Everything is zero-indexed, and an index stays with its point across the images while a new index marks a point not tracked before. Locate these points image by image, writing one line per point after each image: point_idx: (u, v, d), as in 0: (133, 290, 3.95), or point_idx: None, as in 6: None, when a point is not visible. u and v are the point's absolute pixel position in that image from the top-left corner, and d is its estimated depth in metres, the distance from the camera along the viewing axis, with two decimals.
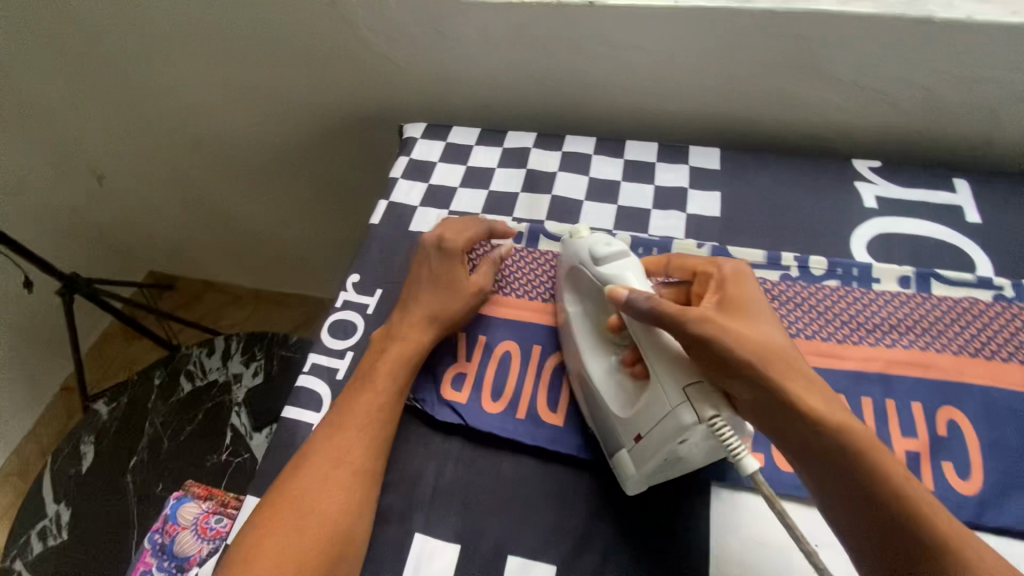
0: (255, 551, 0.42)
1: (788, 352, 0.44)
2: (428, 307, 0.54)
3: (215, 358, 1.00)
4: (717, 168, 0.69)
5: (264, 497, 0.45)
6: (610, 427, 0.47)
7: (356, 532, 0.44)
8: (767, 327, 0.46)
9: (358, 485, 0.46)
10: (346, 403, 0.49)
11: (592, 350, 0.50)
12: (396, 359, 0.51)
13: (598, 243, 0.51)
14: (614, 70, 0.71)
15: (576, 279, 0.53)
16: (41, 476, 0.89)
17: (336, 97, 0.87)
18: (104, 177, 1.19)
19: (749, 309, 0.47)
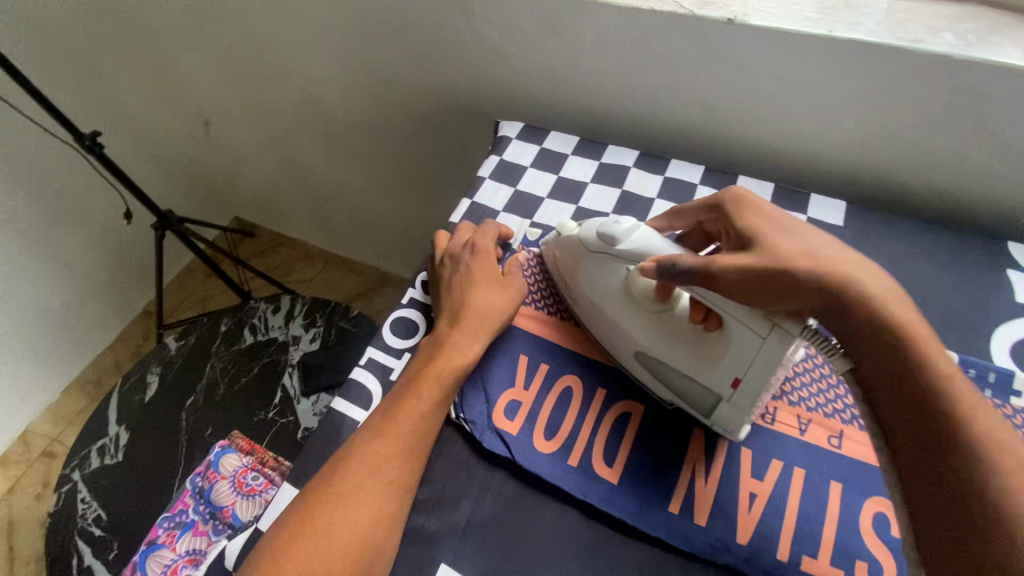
0: (283, 554, 0.40)
1: (841, 260, 0.40)
2: (481, 312, 0.52)
3: (279, 316, 1.03)
4: (838, 225, 0.61)
5: (299, 497, 0.44)
6: (698, 387, 0.47)
7: (385, 550, 0.43)
8: (813, 238, 0.42)
9: (392, 498, 0.44)
10: (389, 409, 0.47)
11: (641, 329, 0.50)
12: (444, 366, 0.49)
13: (603, 225, 0.52)
14: (739, 96, 0.64)
15: (583, 269, 0.53)
16: (110, 397, 0.95)
17: (438, 80, 0.85)
18: (209, 123, 1.24)
19: (784, 222, 0.44)
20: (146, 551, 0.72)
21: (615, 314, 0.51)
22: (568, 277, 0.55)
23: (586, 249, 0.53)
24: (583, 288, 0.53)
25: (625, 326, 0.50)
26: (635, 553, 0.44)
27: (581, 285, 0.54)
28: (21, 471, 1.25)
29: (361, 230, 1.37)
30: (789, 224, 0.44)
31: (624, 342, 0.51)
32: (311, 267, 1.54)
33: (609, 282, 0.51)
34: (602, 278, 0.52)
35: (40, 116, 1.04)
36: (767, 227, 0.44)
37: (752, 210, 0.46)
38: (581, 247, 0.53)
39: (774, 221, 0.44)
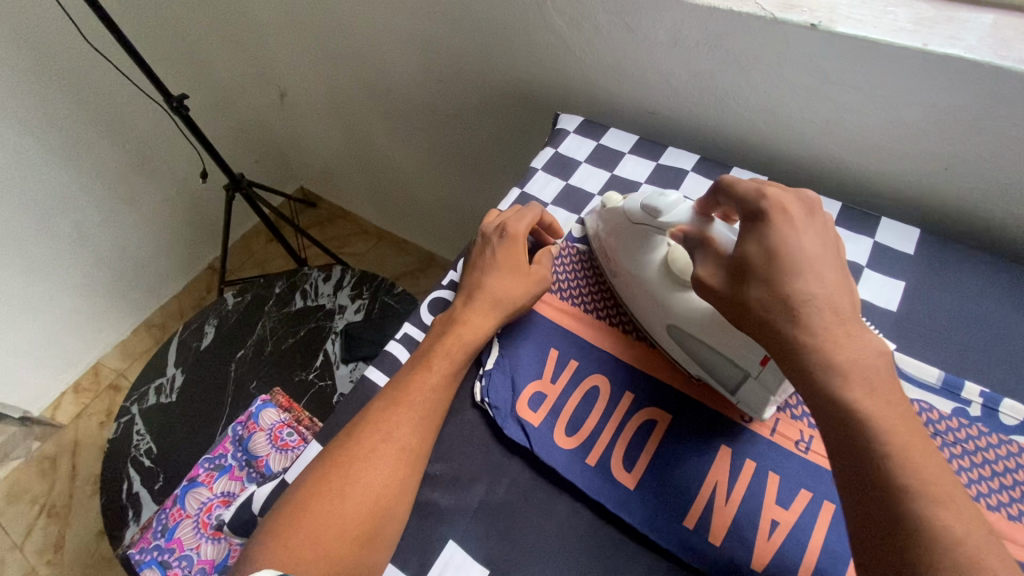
0: (299, 506, 0.43)
1: (830, 298, 0.39)
2: (496, 296, 0.52)
3: (328, 285, 1.07)
4: (909, 253, 0.57)
5: (321, 456, 0.46)
6: (728, 363, 0.48)
7: (395, 516, 0.44)
8: (812, 279, 0.40)
9: (403, 465, 0.45)
10: (402, 379, 0.48)
11: (677, 300, 0.51)
12: (456, 342, 0.50)
13: (648, 196, 0.52)
14: (814, 107, 0.61)
15: (622, 242, 0.55)
16: (170, 340, 1.02)
17: (504, 68, 0.85)
18: (285, 95, 1.31)
19: (794, 253, 0.40)
20: (187, 486, 0.79)
21: (651, 283, 0.52)
22: (605, 247, 0.57)
23: (628, 222, 0.54)
24: (622, 259, 0.55)
25: (662, 295, 0.52)
26: (642, 562, 0.44)
27: (620, 257, 0.55)
28: (89, 398, 1.37)
29: (415, 211, 1.40)
30: (801, 258, 0.40)
31: (658, 311, 0.52)
32: (365, 241, 1.61)
33: (647, 254, 0.54)
34: (642, 248, 0.54)
35: (137, 75, 1.13)
36: (767, 255, 0.41)
37: (773, 231, 0.41)
38: (624, 219, 0.55)
39: (783, 248, 0.40)
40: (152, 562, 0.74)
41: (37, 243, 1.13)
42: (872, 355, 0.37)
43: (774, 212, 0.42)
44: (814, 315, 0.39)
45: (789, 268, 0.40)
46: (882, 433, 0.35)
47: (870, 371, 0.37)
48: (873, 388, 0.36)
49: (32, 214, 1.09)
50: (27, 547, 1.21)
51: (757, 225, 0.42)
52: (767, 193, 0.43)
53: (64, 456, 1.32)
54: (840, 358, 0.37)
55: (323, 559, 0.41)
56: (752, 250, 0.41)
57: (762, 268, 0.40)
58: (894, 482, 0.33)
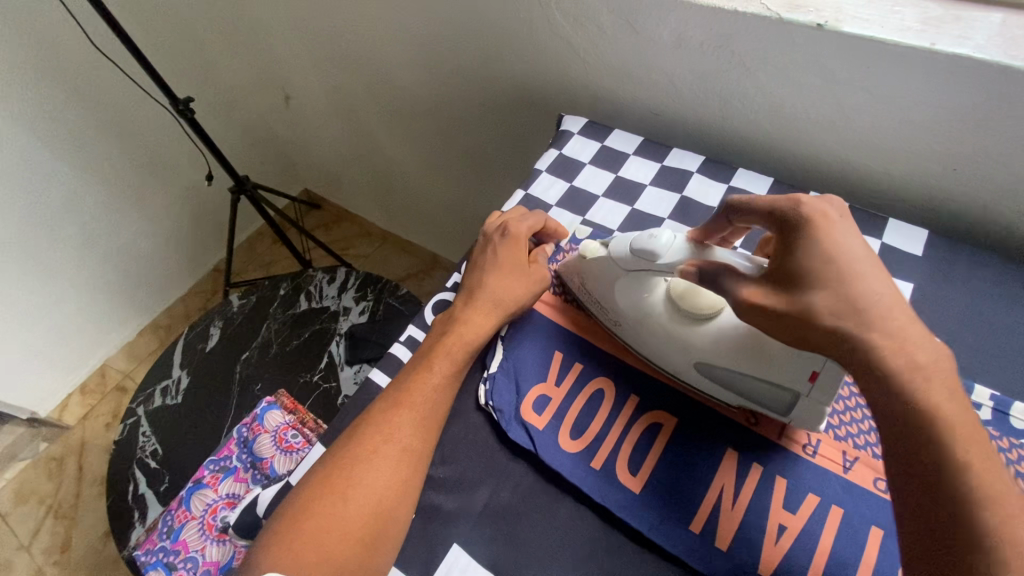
0: (302, 508, 0.42)
1: (891, 302, 0.37)
2: (496, 295, 0.52)
3: (333, 287, 1.07)
4: (918, 255, 0.57)
5: (324, 459, 0.46)
6: (772, 388, 0.45)
7: (400, 518, 0.44)
8: (869, 284, 0.38)
9: (406, 468, 0.45)
10: (404, 380, 0.48)
11: (698, 336, 0.49)
12: (456, 343, 0.50)
13: (636, 240, 0.49)
14: (820, 107, 0.60)
15: (621, 286, 0.51)
16: (176, 342, 1.03)
17: (507, 69, 0.85)
18: (290, 98, 1.31)
19: (848, 257, 0.39)
20: (193, 488, 0.80)
21: (669, 325, 0.50)
22: (602, 297, 0.53)
23: (620, 267, 0.51)
24: (623, 304, 0.52)
25: (685, 337, 0.49)
26: (648, 566, 0.44)
27: (619, 303, 0.52)
28: (95, 400, 1.38)
29: (418, 212, 1.41)
30: (853, 261, 0.38)
31: (683, 351, 0.49)
32: (370, 243, 1.61)
33: (649, 296, 0.51)
34: (642, 291, 0.51)
35: (142, 78, 1.14)
36: (825, 262, 0.39)
37: (825, 235, 0.39)
38: (612, 266, 0.51)
39: (836, 252, 0.39)
40: (157, 564, 0.74)
41: (42, 245, 1.13)
42: (938, 359, 0.36)
43: (818, 217, 0.40)
44: (882, 323, 0.37)
45: (845, 272, 0.38)
46: (962, 445, 0.33)
47: (941, 378, 0.35)
48: (950, 395, 0.34)
49: (38, 216, 1.10)
50: (34, 548, 1.22)
51: (801, 232, 0.40)
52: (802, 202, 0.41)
53: (71, 457, 1.33)
54: (915, 366, 0.35)
55: (327, 561, 0.41)
56: (806, 258, 0.39)
57: (821, 275, 0.38)
58: (965, 491, 0.31)
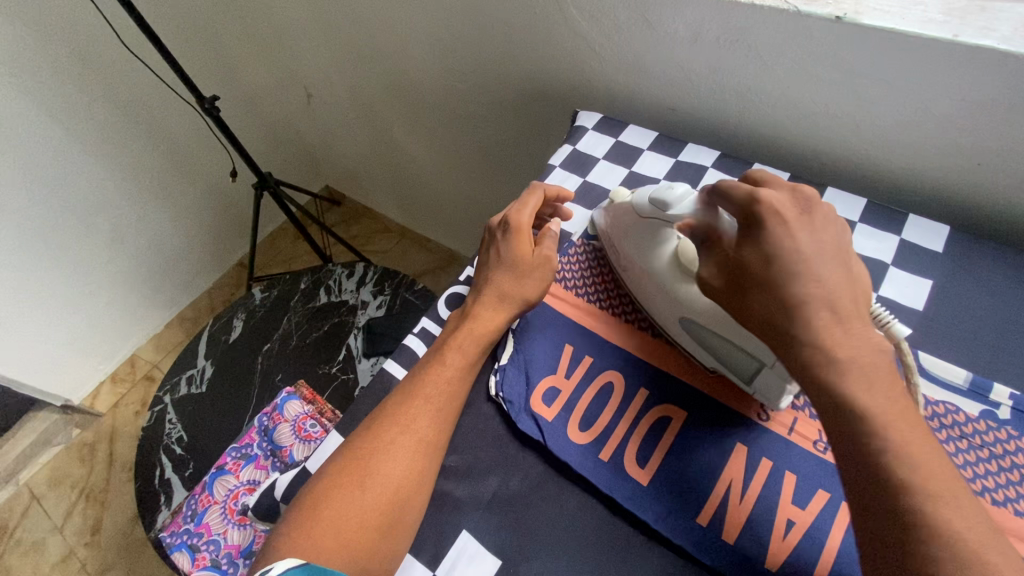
0: (321, 498, 0.44)
1: (832, 295, 0.38)
2: (503, 290, 0.53)
3: (351, 281, 1.09)
4: (938, 251, 0.55)
5: (340, 450, 0.47)
6: (743, 354, 0.47)
7: (416, 506, 0.45)
8: (806, 278, 0.38)
9: (421, 455, 0.46)
10: (416, 374, 0.50)
11: (696, 301, 0.49)
12: (468, 335, 0.51)
13: (656, 190, 0.53)
14: (840, 102, 0.59)
15: (632, 233, 0.55)
16: (201, 334, 1.06)
17: (525, 66, 0.85)
18: (312, 95, 1.34)
19: (792, 254, 0.39)
20: (216, 473, 0.82)
21: (665, 276, 0.52)
22: (615, 245, 0.57)
23: (637, 215, 0.54)
24: (631, 253, 0.55)
25: (675, 288, 0.51)
26: (655, 558, 0.44)
27: (630, 252, 0.55)
28: (125, 388, 1.43)
29: (436, 209, 1.42)
30: (798, 258, 0.38)
31: (672, 305, 0.51)
32: (388, 239, 1.64)
33: (658, 246, 0.53)
34: (651, 241, 0.53)
35: (171, 77, 1.18)
36: (763, 258, 0.39)
37: (776, 233, 0.39)
38: (631, 214, 0.55)
39: (780, 250, 0.39)
40: (182, 546, 0.78)
41: (76, 239, 1.18)
42: (872, 352, 0.36)
43: (767, 215, 0.40)
44: (815, 313, 0.37)
45: (786, 269, 0.38)
46: (879, 428, 0.34)
47: (868, 367, 0.36)
48: (877, 382, 0.35)
49: (72, 211, 1.15)
50: (67, 529, 1.27)
51: (753, 229, 0.41)
52: (761, 196, 0.41)
53: (102, 443, 1.38)
54: (837, 356, 0.36)
55: (346, 547, 0.42)
56: (752, 255, 0.40)
57: (760, 271, 0.40)
58: (894, 478, 0.32)
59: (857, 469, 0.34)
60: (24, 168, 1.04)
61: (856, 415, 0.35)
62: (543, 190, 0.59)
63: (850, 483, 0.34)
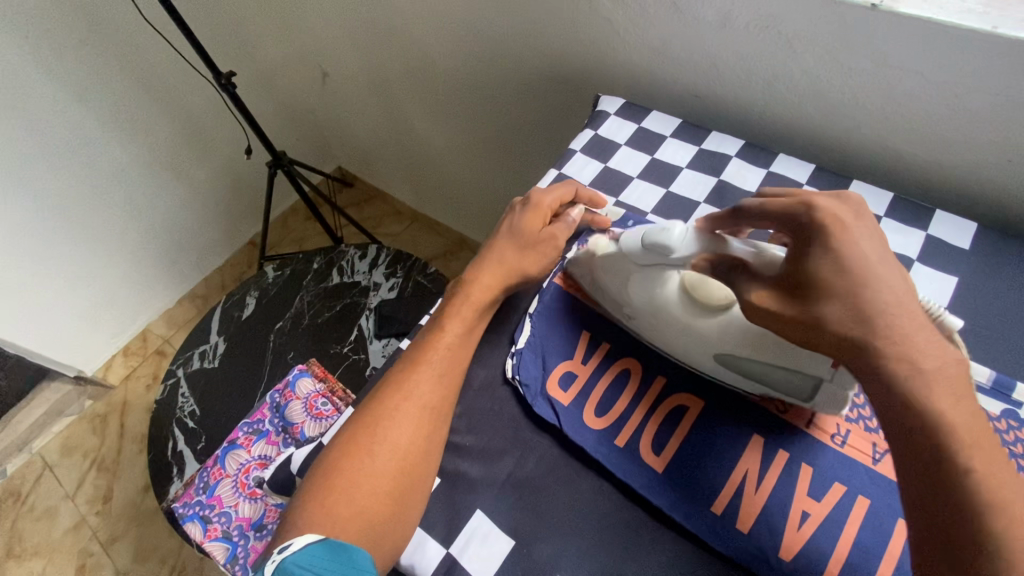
0: (333, 465, 0.45)
1: (902, 303, 0.37)
2: (505, 262, 0.54)
3: (364, 262, 1.09)
4: (966, 248, 0.55)
5: (350, 422, 0.48)
6: (789, 373, 0.45)
7: (425, 470, 0.46)
8: (881, 288, 0.38)
9: (425, 419, 0.47)
10: (419, 344, 0.51)
11: (715, 325, 0.48)
12: (467, 305, 0.52)
13: (648, 235, 0.47)
14: (871, 92, 0.58)
15: (633, 280, 0.50)
16: (214, 310, 1.07)
17: (546, 48, 0.84)
18: (327, 74, 1.33)
19: (858, 261, 0.38)
20: (228, 447, 0.83)
21: (685, 317, 0.49)
22: (613, 290, 0.52)
23: (633, 263, 0.50)
24: (638, 299, 0.50)
25: (695, 325, 0.48)
26: (668, 544, 0.44)
27: (634, 297, 0.51)
28: (137, 361, 1.44)
29: (448, 193, 1.42)
30: (864, 265, 0.38)
31: (697, 344, 0.48)
32: (399, 223, 1.64)
33: (663, 288, 0.49)
34: (652, 285, 0.50)
35: (188, 52, 1.18)
36: (834, 266, 0.38)
37: (840, 239, 0.39)
38: (626, 261, 0.50)
39: (846, 260, 0.38)
40: (193, 517, 0.79)
41: (92, 213, 1.19)
42: (950, 362, 0.35)
43: (828, 221, 0.40)
44: (892, 324, 0.37)
45: (857, 279, 0.38)
46: (962, 444, 0.33)
47: (951, 380, 0.35)
48: (957, 397, 0.34)
49: (87, 184, 1.15)
50: (79, 497, 1.30)
51: (814, 237, 0.40)
52: (817, 205, 0.41)
53: (114, 415, 1.40)
54: (923, 368, 0.35)
55: (359, 514, 0.43)
56: (820, 262, 0.39)
57: (834, 281, 0.38)
58: (976, 497, 0.32)
59: (939, 491, 0.33)
60: (41, 140, 1.05)
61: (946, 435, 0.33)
62: (575, 188, 0.59)
63: (927, 501, 0.34)
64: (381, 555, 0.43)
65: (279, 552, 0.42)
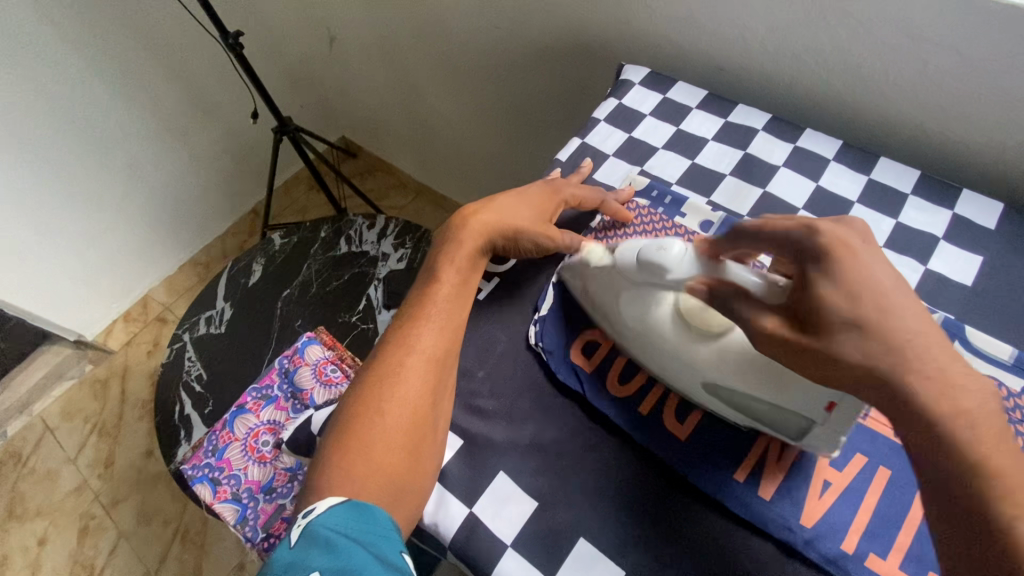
0: (346, 419, 0.46)
1: (930, 338, 0.34)
2: (504, 214, 0.54)
3: (372, 232, 1.08)
4: (992, 228, 0.54)
5: (359, 379, 0.49)
6: (786, 412, 0.43)
7: (436, 420, 0.47)
8: (897, 316, 0.35)
9: (431, 370, 0.48)
10: (419, 299, 0.51)
11: (708, 353, 0.45)
12: (461, 257, 0.52)
13: (645, 250, 0.45)
14: (901, 68, 0.57)
15: (625, 297, 0.48)
16: (220, 276, 1.06)
17: (568, 15, 0.82)
18: (334, 39, 1.30)
19: (873, 291, 0.35)
20: (236, 411, 0.83)
21: (675, 342, 0.46)
22: (605, 309, 0.50)
23: (626, 279, 0.47)
24: (628, 319, 0.48)
25: (683, 349, 0.45)
26: (691, 512, 0.44)
27: (625, 317, 0.48)
28: (137, 328, 1.43)
29: (456, 165, 1.39)
30: (881, 295, 0.35)
31: (690, 370, 0.45)
32: (404, 196, 1.61)
33: (655, 310, 0.47)
34: (645, 306, 0.47)
35: (195, 10, 1.14)
36: (851, 295, 0.35)
37: (848, 266, 0.36)
38: (620, 277, 0.48)
39: (861, 288, 0.35)
40: (203, 479, 0.79)
41: (92, 173, 1.17)
42: (986, 397, 0.32)
43: (834, 245, 0.37)
44: (920, 358, 0.33)
45: (873, 309, 0.35)
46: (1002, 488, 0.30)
47: (988, 419, 0.31)
48: (1000, 440, 0.31)
49: (88, 143, 1.13)
50: (81, 461, 1.29)
51: (820, 261, 0.37)
52: (818, 228, 0.38)
53: (114, 380, 1.38)
54: (964, 408, 0.32)
55: (379, 470, 0.43)
56: (829, 291, 0.36)
57: (847, 312, 0.35)
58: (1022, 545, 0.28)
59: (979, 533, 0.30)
60: (40, 93, 1.03)
61: (985, 479, 0.30)
62: (602, 198, 0.57)
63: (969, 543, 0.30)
64: (401, 508, 0.43)
65: (303, 517, 0.40)
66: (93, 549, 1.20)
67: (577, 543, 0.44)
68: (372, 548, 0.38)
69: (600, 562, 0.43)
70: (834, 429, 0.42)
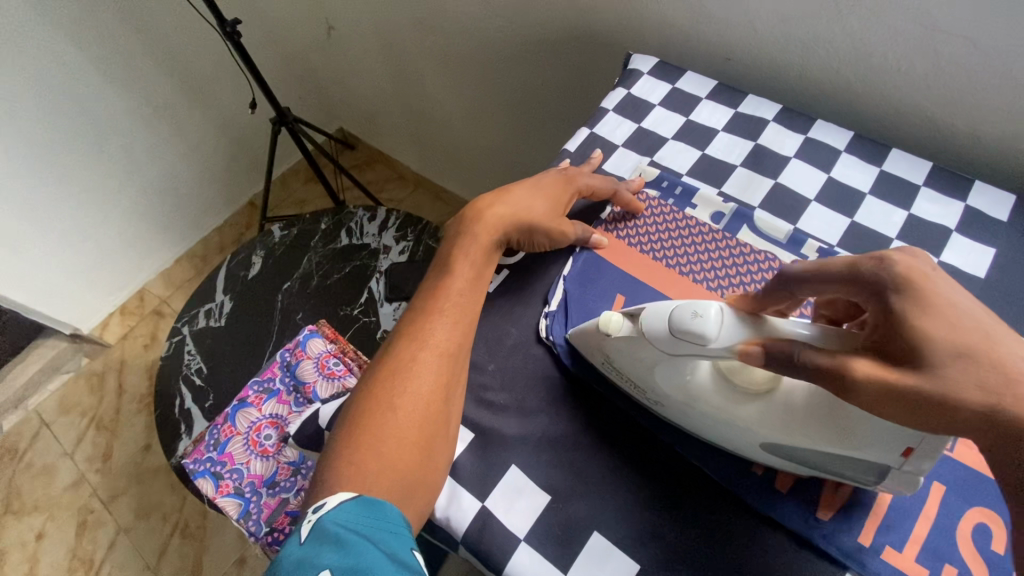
0: (357, 416, 0.45)
1: None
2: (519, 206, 0.52)
3: (373, 225, 1.07)
4: (1004, 220, 0.54)
5: (370, 374, 0.48)
6: (854, 462, 0.39)
7: (449, 417, 0.46)
8: (1003, 347, 0.30)
9: (444, 366, 0.47)
10: (431, 293, 0.51)
11: (764, 414, 0.41)
12: (475, 253, 0.51)
13: (676, 321, 0.40)
14: (914, 58, 0.57)
15: (661, 369, 0.43)
16: (219, 269, 1.04)
17: (573, 4, 0.81)
18: (332, 28, 1.28)
19: (970, 323, 0.31)
20: (238, 405, 0.82)
21: (726, 406, 0.42)
22: (637, 377, 0.45)
23: (659, 351, 0.42)
24: (668, 386, 0.44)
25: (735, 413, 0.41)
26: (706, 505, 0.44)
27: (663, 386, 0.44)
28: (134, 321, 1.41)
29: (457, 157, 1.38)
30: (979, 327, 0.31)
31: (746, 433, 0.42)
32: (403, 188, 1.60)
33: (696, 374, 0.43)
34: (682, 373, 0.43)
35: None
36: (946, 326, 0.31)
37: (934, 297, 0.32)
38: (650, 349, 0.43)
39: (956, 320, 0.31)
40: (205, 473, 0.78)
41: (87, 164, 1.15)
42: None
43: (912, 275, 0.33)
44: None
45: (977, 341, 0.30)
46: None
47: None
48: None
49: (82, 133, 1.11)
50: (78, 455, 1.28)
51: (902, 293, 0.33)
52: (889, 258, 0.34)
53: (111, 373, 1.37)
54: None
55: (390, 466, 0.43)
56: (922, 325, 0.32)
57: (950, 345, 0.31)
58: None
59: None
60: (33, 81, 1.01)
61: None
62: (614, 189, 0.56)
63: None
64: (413, 505, 0.43)
65: (314, 512, 0.40)
66: (91, 543, 1.19)
67: (591, 537, 0.43)
68: (384, 545, 0.37)
69: (614, 556, 0.43)
70: (909, 474, 0.38)
